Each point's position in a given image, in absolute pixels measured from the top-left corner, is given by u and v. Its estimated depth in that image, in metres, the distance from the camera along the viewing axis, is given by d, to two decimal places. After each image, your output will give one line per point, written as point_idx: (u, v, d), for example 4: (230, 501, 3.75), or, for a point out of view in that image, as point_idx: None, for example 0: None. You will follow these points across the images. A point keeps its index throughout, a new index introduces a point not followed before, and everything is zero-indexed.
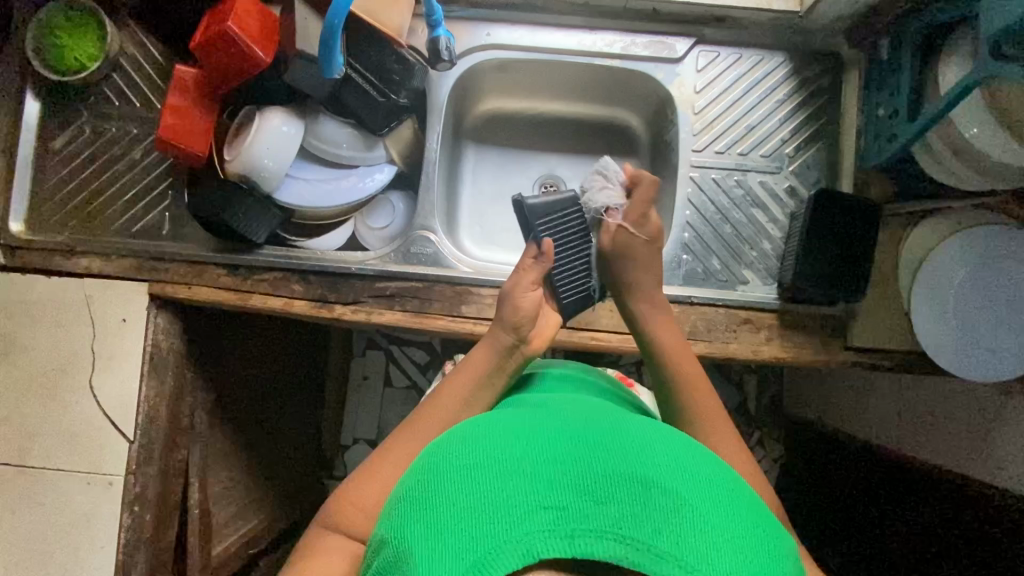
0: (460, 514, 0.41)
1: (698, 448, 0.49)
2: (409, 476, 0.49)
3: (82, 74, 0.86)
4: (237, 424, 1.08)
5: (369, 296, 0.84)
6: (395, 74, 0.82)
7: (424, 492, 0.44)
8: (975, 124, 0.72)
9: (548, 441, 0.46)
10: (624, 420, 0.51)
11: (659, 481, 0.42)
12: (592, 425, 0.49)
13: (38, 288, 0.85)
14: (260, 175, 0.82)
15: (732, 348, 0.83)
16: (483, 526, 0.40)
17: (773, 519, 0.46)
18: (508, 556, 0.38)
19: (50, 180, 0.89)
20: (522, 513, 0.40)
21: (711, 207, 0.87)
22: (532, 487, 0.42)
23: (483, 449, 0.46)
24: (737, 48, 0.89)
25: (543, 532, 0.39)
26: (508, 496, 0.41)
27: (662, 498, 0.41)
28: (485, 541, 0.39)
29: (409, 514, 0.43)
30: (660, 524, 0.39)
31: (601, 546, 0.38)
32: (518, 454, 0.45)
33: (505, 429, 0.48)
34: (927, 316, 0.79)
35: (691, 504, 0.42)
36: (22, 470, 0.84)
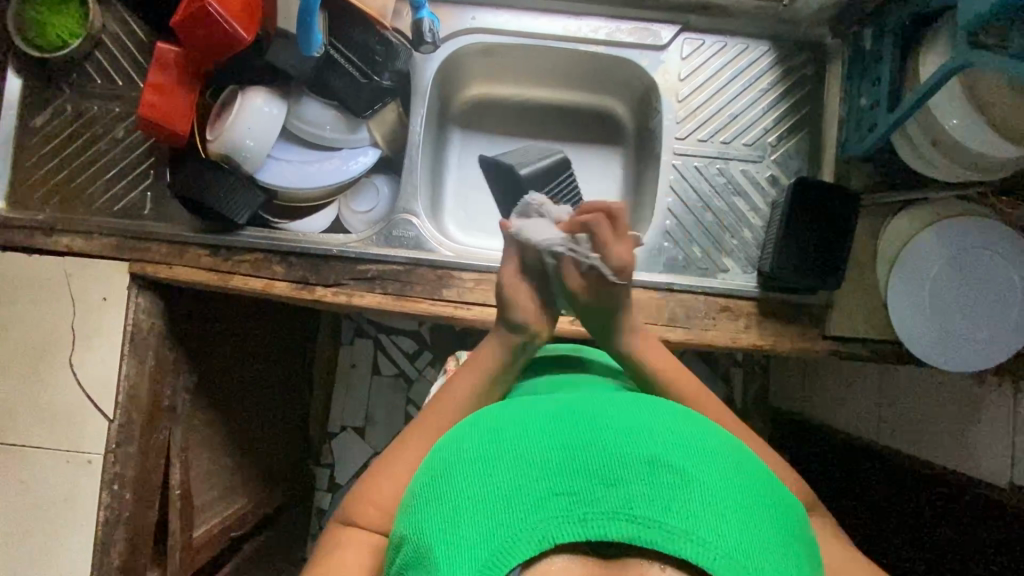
0: (476, 506, 0.43)
1: (702, 421, 0.50)
2: (424, 471, 0.51)
3: (64, 51, 0.86)
4: (220, 407, 1.08)
5: (350, 279, 0.84)
6: (378, 55, 0.82)
7: (440, 486, 0.47)
8: (955, 116, 0.72)
9: (555, 426, 0.48)
10: (629, 398, 0.52)
11: (664, 458, 0.44)
12: (597, 406, 0.51)
13: (18, 265, 0.84)
14: (242, 156, 0.82)
15: (711, 335, 0.83)
16: (499, 517, 0.42)
17: (778, 487, 0.48)
18: (524, 544, 0.40)
19: (32, 158, 0.88)
20: (536, 502, 0.42)
21: (693, 194, 0.88)
22: (544, 475, 0.44)
23: (494, 441, 0.48)
24: (722, 37, 0.89)
25: (557, 518, 0.41)
26: (522, 485, 0.43)
27: (669, 475, 0.43)
28: (504, 531, 0.41)
29: (428, 509, 0.46)
30: (667, 500, 0.41)
31: (612, 527, 0.40)
32: (528, 442, 0.46)
33: (513, 418, 0.50)
34: (904, 307, 0.80)
35: (697, 478, 0.43)
36: (1, 447, 0.84)
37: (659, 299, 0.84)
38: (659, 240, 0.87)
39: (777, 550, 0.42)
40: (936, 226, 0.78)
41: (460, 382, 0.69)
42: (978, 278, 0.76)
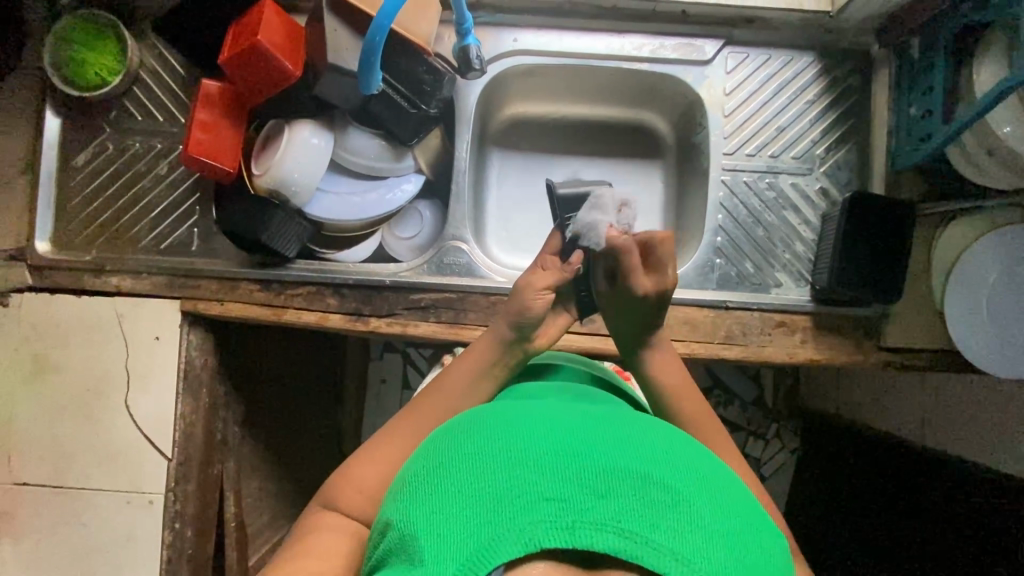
0: (465, 501, 0.42)
1: (697, 447, 0.49)
2: (417, 464, 0.49)
3: (104, 89, 0.84)
4: (265, 435, 1.07)
5: (403, 309, 0.84)
6: (426, 85, 0.81)
7: (431, 481, 0.45)
8: (1007, 123, 0.71)
9: (552, 431, 0.46)
10: (628, 418, 0.51)
11: (658, 477, 0.42)
12: (595, 420, 0.49)
13: (70, 309, 0.84)
14: (291, 190, 0.81)
15: (767, 352, 0.83)
16: (486, 517, 0.40)
17: (769, 522, 0.46)
18: (508, 544, 0.38)
19: (76, 198, 0.88)
20: (524, 504, 0.40)
21: (743, 210, 0.87)
22: (537, 477, 0.42)
23: (490, 439, 0.46)
24: (766, 49, 0.88)
25: (545, 522, 0.39)
26: (513, 487, 0.41)
27: (661, 493, 0.41)
28: (488, 530, 0.40)
29: (417, 502, 0.44)
30: (656, 517, 0.39)
31: (599, 537, 0.38)
32: (524, 444, 0.45)
33: (509, 420, 0.49)
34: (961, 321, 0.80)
35: (689, 501, 0.41)
36: (61, 490, 0.84)
37: (714, 317, 0.84)
38: (711, 257, 0.87)
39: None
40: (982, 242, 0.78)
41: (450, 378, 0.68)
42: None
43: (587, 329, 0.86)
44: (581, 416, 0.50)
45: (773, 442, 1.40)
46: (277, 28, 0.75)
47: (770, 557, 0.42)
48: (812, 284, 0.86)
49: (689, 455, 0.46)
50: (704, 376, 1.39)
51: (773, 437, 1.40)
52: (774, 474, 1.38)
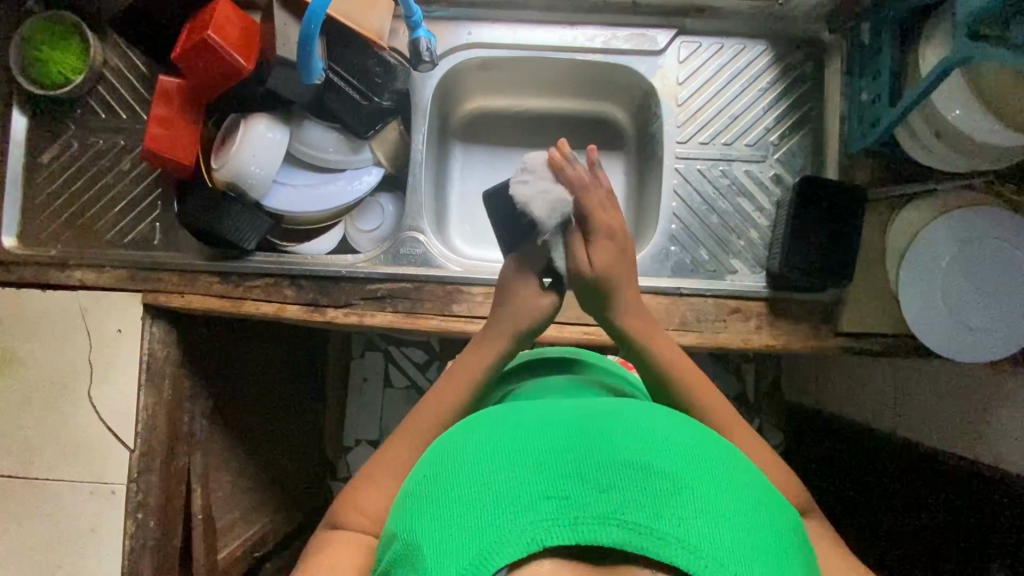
0: (465, 506, 0.42)
1: (700, 432, 0.49)
2: (417, 473, 0.49)
3: (67, 87, 0.86)
4: (238, 430, 1.08)
5: (360, 299, 0.85)
6: (377, 77, 0.82)
7: (431, 488, 0.45)
8: (957, 105, 0.71)
9: (549, 430, 0.46)
10: (627, 407, 0.51)
11: (658, 466, 0.42)
12: (593, 412, 0.49)
13: (34, 302, 0.85)
14: (248, 183, 0.83)
15: (722, 338, 0.83)
16: (488, 519, 0.40)
17: (776, 503, 0.46)
18: (513, 545, 0.38)
19: (42, 194, 0.90)
20: (525, 504, 0.40)
21: (698, 198, 0.88)
22: (536, 477, 0.42)
23: (488, 442, 0.46)
24: (719, 38, 0.89)
25: (547, 520, 0.39)
26: (513, 488, 0.42)
27: (661, 482, 0.41)
28: (491, 531, 0.39)
29: (419, 510, 0.44)
30: (660, 507, 0.39)
31: (603, 531, 0.38)
32: (522, 446, 0.45)
33: (507, 421, 0.49)
34: (928, 322, 0.79)
35: (692, 488, 0.41)
36: (24, 481, 0.85)
37: (668, 304, 0.84)
38: (666, 245, 0.87)
39: (771, 563, 0.40)
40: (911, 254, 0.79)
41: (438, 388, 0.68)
42: (972, 269, 0.77)
43: None
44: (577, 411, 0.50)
45: None
46: (228, 23, 0.76)
47: (780, 540, 0.42)
48: (767, 270, 0.86)
49: (687, 440, 0.46)
50: None
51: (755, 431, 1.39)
52: None
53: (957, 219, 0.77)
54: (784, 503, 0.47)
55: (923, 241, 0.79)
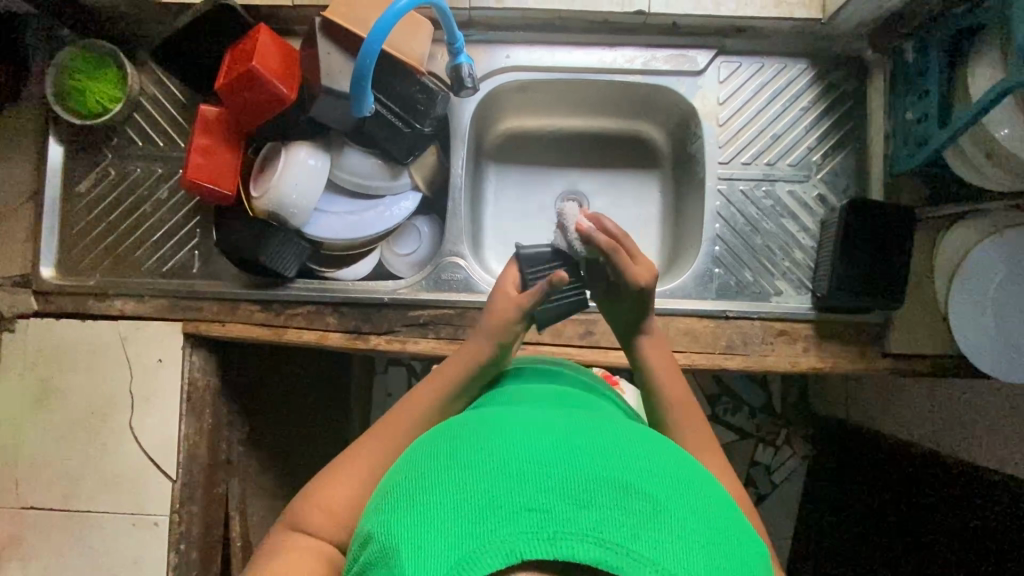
0: (444, 512, 0.38)
1: (679, 454, 0.46)
2: (396, 473, 0.46)
3: (105, 116, 0.86)
4: (273, 454, 1.07)
5: (402, 325, 0.85)
6: (420, 104, 0.81)
7: (410, 491, 0.41)
8: (1006, 124, 0.70)
9: (536, 435, 0.43)
10: (609, 422, 0.48)
11: (639, 485, 0.39)
12: (579, 424, 0.46)
13: (75, 333, 0.85)
14: (289, 212, 0.82)
15: (770, 361, 0.82)
16: (465, 527, 0.37)
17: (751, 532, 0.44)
18: (490, 556, 0.35)
19: (79, 224, 0.89)
20: (503, 514, 0.37)
21: (741, 218, 0.87)
22: (519, 486, 0.38)
23: (471, 448, 0.43)
24: (758, 58, 0.88)
25: (526, 532, 0.36)
26: (493, 496, 0.38)
27: (641, 503, 0.38)
28: (467, 540, 0.36)
29: (397, 512, 0.40)
30: (638, 528, 0.36)
31: (581, 547, 0.35)
32: (504, 452, 0.41)
33: (491, 428, 0.46)
34: (988, 357, 0.77)
35: (671, 513, 0.39)
36: (66, 514, 0.84)
37: (714, 327, 0.83)
38: (709, 267, 0.87)
39: None
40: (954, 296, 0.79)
41: (422, 398, 0.64)
42: (1012, 298, 0.76)
43: (586, 342, 0.85)
44: (566, 420, 0.47)
45: (784, 449, 1.36)
46: (270, 52, 0.76)
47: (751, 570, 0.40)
48: (813, 291, 0.85)
49: (670, 460, 0.44)
50: (709, 381, 1.37)
51: (782, 443, 1.37)
52: (785, 481, 1.36)
53: (988, 251, 0.77)
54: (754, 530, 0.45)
55: (959, 282, 0.79)
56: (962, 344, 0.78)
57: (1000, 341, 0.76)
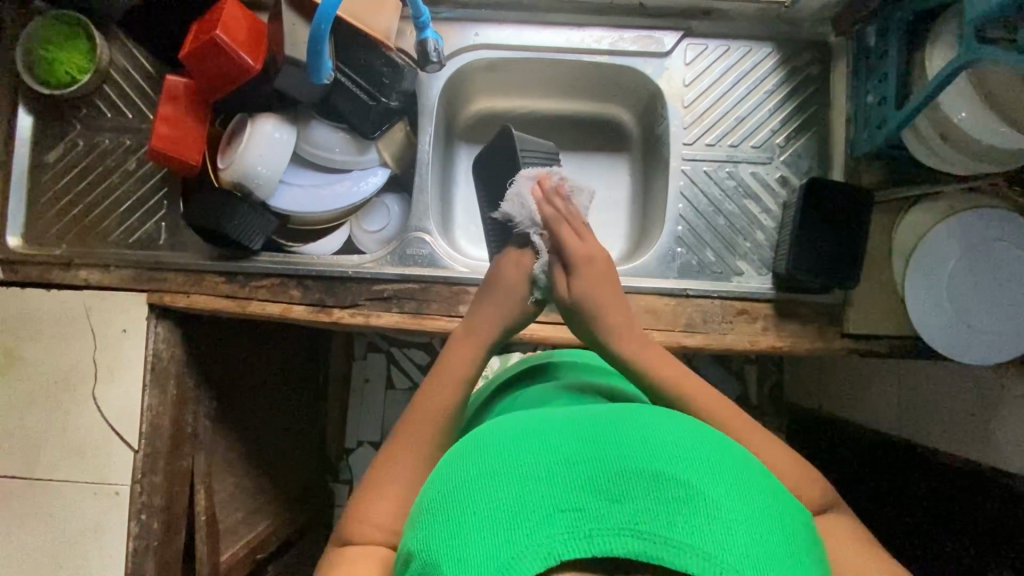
0: (480, 521, 0.40)
1: (706, 436, 0.47)
2: (429, 487, 0.48)
3: (73, 87, 0.86)
4: (241, 431, 1.07)
5: (366, 299, 0.85)
6: (384, 78, 0.82)
7: (444, 502, 0.43)
8: (962, 108, 0.71)
9: (563, 438, 0.45)
10: (631, 410, 0.50)
11: (668, 471, 0.41)
12: (600, 419, 0.48)
13: (38, 301, 0.85)
14: (255, 183, 0.83)
15: (730, 340, 0.83)
16: (502, 533, 0.39)
17: (791, 505, 0.45)
18: (530, 559, 0.37)
19: (47, 193, 0.90)
20: (538, 519, 0.39)
21: (704, 199, 0.88)
22: (551, 490, 0.40)
23: (495, 455, 0.45)
24: (725, 40, 0.89)
25: (563, 534, 0.37)
26: (526, 503, 0.40)
27: (672, 490, 0.40)
28: (507, 546, 0.38)
29: (434, 525, 0.42)
30: (673, 515, 0.38)
31: (618, 542, 0.36)
32: (530, 456, 0.43)
33: (517, 431, 0.47)
34: (944, 337, 0.78)
35: (703, 494, 0.40)
36: (27, 482, 0.84)
37: (675, 305, 0.84)
38: (672, 247, 0.87)
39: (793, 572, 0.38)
40: (911, 281, 0.80)
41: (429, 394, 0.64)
42: (966, 280, 0.77)
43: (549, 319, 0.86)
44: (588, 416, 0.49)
45: None
46: (237, 22, 0.76)
47: (794, 541, 0.41)
48: (773, 271, 0.86)
49: (697, 442, 0.45)
50: None
51: None
52: None
53: (944, 235, 0.78)
54: (794, 501, 0.46)
55: (915, 269, 0.80)
56: (920, 327, 0.79)
57: (959, 323, 0.77)
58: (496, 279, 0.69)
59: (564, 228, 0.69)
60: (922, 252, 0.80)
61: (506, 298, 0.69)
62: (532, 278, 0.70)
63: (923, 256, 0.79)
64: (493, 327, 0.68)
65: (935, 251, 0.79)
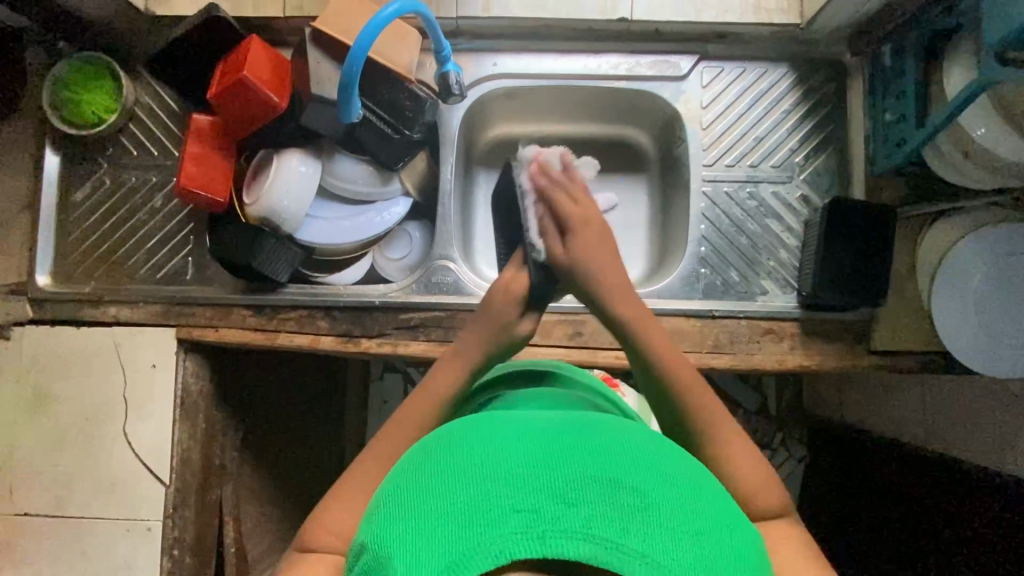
0: (435, 518, 0.39)
1: (665, 446, 0.47)
2: (387, 482, 0.47)
3: (100, 127, 0.87)
4: (267, 460, 1.07)
5: (393, 328, 0.85)
6: (408, 111, 0.84)
7: (401, 499, 0.42)
8: (981, 125, 0.71)
9: (524, 438, 0.44)
10: (594, 419, 0.49)
11: (628, 479, 0.41)
12: (565, 423, 0.47)
13: (69, 338, 0.86)
14: (281, 217, 0.84)
15: (756, 359, 0.83)
16: (455, 530, 0.38)
17: (745, 519, 0.45)
18: (481, 558, 0.36)
19: (75, 231, 0.91)
20: (493, 517, 0.38)
21: (726, 220, 0.88)
22: (508, 490, 0.39)
23: (457, 452, 0.44)
24: (740, 63, 0.90)
25: (516, 534, 0.37)
26: (481, 499, 0.39)
27: (629, 498, 0.39)
28: (459, 545, 0.37)
29: (389, 521, 0.41)
30: (627, 521, 0.38)
31: (571, 546, 0.36)
32: (491, 453, 0.43)
33: (478, 430, 0.46)
34: (974, 352, 0.78)
35: (660, 505, 0.40)
36: (58, 520, 0.84)
37: (701, 326, 0.84)
38: (696, 268, 0.88)
39: None
40: (937, 298, 0.80)
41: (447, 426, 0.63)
42: (991, 294, 0.77)
43: (575, 343, 0.86)
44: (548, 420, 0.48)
45: (779, 452, 1.30)
46: (262, 62, 0.78)
47: (743, 553, 0.41)
48: (798, 290, 0.86)
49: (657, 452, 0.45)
50: None
51: (778, 446, 1.31)
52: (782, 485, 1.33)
53: (967, 249, 0.79)
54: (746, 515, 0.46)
55: (939, 285, 0.80)
56: (949, 344, 0.79)
57: (988, 337, 0.77)
58: (485, 305, 0.68)
59: (560, 194, 0.70)
60: (945, 267, 0.80)
61: (491, 319, 0.68)
62: (523, 300, 0.69)
63: (946, 272, 0.80)
64: (478, 348, 0.67)
65: (957, 266, 0.79)
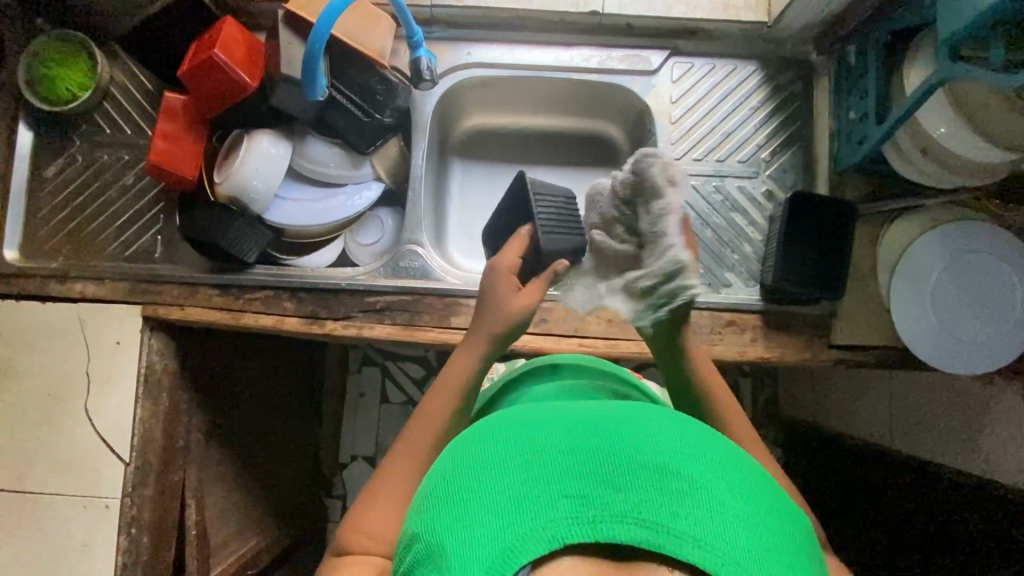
0: (485, 504, 0.40)
1: (711, 434, 0.47)
2: (433, 474, 0.48)
3: (73, 104, 0.88)
4: (235, 445, 1.07)
5: (359, 311, 0.86)
6: (379, 95, 0.85)
7: (449, 488, 0.43)
8: (941, 124, 0.71)
9: (571, 427, 0.44)
10: (637, 408, 0.49)
11: (674, 465, 0.40)
12: (608, 413, 0.47)
13: (33, 313, 0.86)
14: (250, 197, 0.84)
15: (717, 350, 0.84)
16: (507, 516, 0.38)
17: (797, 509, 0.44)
18: (536, 542, 0.37)
19: (45, 207, 0.91)
20: (544, 503, 0.38)
21: (692, 212, 0.90)
22: (556, 477, 0.40)
23: (504, 442, 0.44)
24: (710, 59, 0.92)
25: (567, 518, 0.37)
26: (531, 488, 0.39)
27: (675, 482, 0.39)
28: (510, 530, 0.37)
29: (437, 510, 0.42)
30: (674, 505, 0.37)
31: (622, 529, 0.36)
32: (538, 443, 0.43)
33: (526, 421, 0.47)
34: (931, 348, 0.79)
35: (707, 487, 0.39)
36: (17, 496, 0.84)
37: None
38: None
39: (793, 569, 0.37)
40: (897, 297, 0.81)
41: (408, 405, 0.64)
42: (950, 289, 0.78)
43: (540, 330, 0.87)
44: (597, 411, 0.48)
45: None
46: (234, 40, 0.78)
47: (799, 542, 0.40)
48: (761, 282, 0.87)
49: (702, 439, 0.44)
50: None
51: None
52: None
53: (925, 247, 0.80)
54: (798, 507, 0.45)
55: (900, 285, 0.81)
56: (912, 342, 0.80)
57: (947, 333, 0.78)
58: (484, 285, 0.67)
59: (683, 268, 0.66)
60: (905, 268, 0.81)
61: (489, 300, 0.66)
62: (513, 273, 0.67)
63: (906, 272, 0.81)
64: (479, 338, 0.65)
65: (917, 265, 0.80)
